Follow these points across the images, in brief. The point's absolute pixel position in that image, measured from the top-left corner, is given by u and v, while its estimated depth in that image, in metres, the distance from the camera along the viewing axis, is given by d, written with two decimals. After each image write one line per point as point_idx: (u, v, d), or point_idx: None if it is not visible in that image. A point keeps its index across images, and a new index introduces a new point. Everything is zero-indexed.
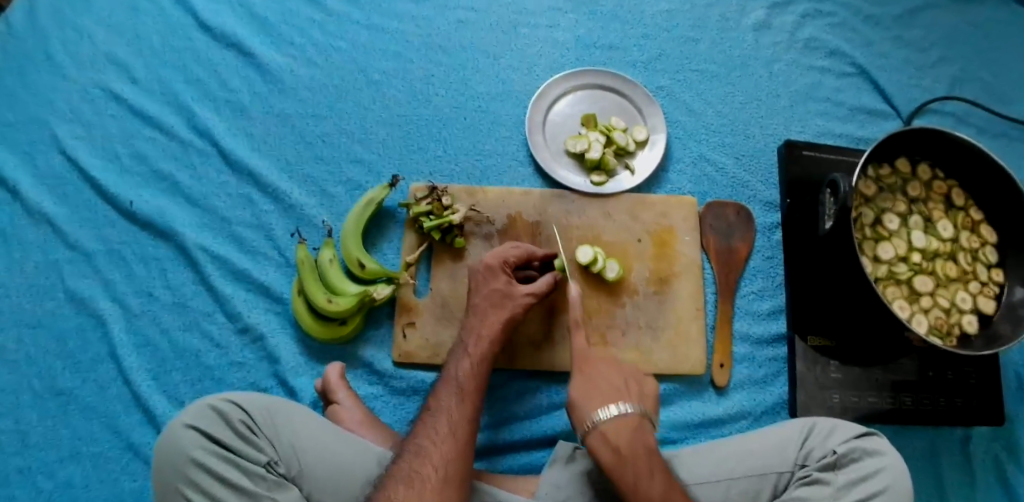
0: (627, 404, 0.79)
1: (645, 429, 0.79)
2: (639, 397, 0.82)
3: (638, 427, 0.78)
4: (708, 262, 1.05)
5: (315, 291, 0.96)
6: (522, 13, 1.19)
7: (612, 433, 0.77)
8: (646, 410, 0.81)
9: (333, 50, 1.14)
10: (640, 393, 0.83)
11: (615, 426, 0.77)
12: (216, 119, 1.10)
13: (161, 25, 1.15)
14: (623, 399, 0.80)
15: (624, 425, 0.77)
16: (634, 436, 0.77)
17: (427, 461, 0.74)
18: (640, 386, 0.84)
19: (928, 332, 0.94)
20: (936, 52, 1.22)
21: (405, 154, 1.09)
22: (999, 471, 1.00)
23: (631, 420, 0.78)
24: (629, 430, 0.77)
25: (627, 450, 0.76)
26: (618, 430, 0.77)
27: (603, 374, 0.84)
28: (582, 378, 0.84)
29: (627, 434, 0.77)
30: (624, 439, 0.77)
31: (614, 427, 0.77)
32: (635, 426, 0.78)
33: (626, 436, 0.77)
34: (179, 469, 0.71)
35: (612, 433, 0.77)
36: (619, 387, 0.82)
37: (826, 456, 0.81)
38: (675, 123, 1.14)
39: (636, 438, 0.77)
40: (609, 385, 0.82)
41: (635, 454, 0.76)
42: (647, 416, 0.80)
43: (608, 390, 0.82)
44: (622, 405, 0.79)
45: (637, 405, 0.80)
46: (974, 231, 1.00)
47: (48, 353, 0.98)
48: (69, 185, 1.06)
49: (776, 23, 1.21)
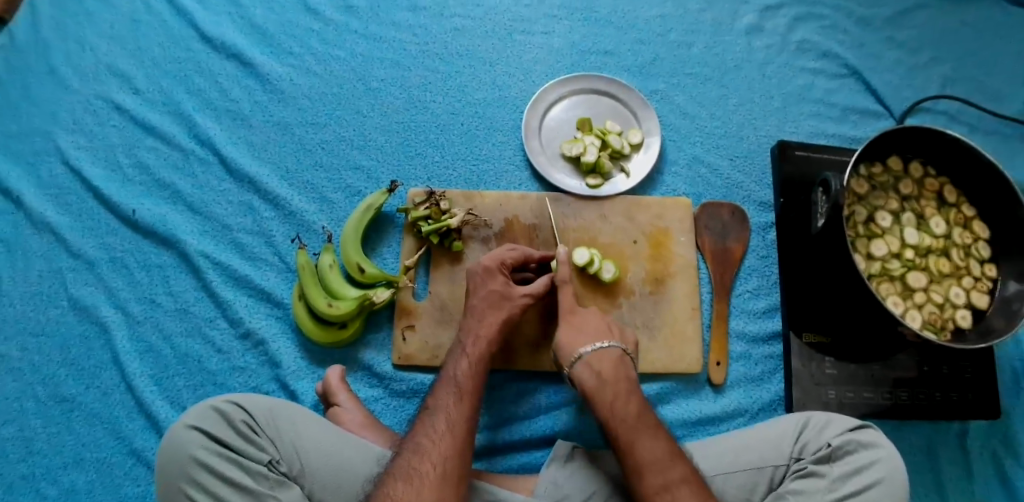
0: (610, 340, 0.90)
1: (626, 364, 0.89)
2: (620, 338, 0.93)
3: (619, 360, 0.88)
4: (703, 263, 1.07)
5: (315, 296, 0.97)
6: (517, 20, 1.20)
7: (596, 361, 0.88)
8: (627, 349, 0.91)
9: (331, 59, 1.16)
10: (622, 336, 0.94)
11: (598, 355, 0.88)
12: (217, 128, 1.12)
13: (162, 37, 1.18)
14: (606, 337, 0.91)
15: (606, 356, 0.88)
16: (615, 366, 0.87)
17: (426, 458, 0.75)
18: (622, 334, 0.95)
19: (922, 327, 0.95)
20: (927, 53, 1.23)
21: (403, 160, 1.11)
22: (997, 465, 1.00)
23: (612, 353, 0.89)
24: (610, 360, 0.88)
25: (609, 376, 0.86)
26: (600, 359, 0.88)
27: (588, 317, 0.94)
28: (570, 322, 0.93)
29: (610, 364, 0.87)
30: (606, 367, 0.87)
31: (597, 357, 0.88)
32: (616, 358, 0.88)
33: (607, 364, 0.87)
34: (182, 470, 0.73)
35: (596, 362, 0.88)
36: (603, 328, 0.93)
37: (821, 449, 0.84)
38: (669, 126, 1.15)
39: (617, 368, 0.87)
40: (594, 327, 0.92)
41: (616, 379, 0.86)
42: (627, 353, 0.90)
43: (594, 331, 0.92)
44: (605, 341, 0.90)
45: (619, 343, 0.90)
46: (966, 227, 1.01)
47: (52, 361, 0.99)
48: (72, 194, 1.08)
49: (769, 26, 1.23)
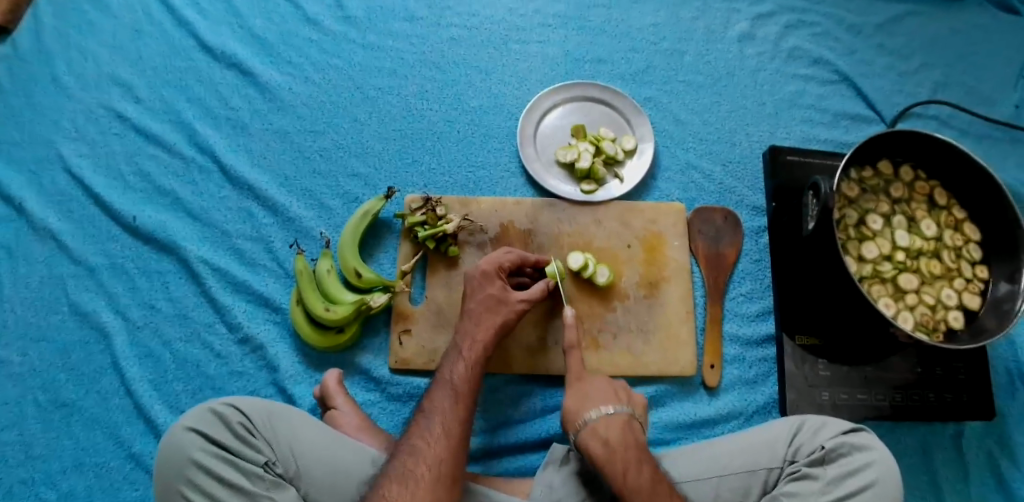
0: (617, 405, 0.86)
1: (635, 428, 0.84)
2: (628, 401, 0.89)
3: (627, 424, 0.84)
4: (697, 266, 1.08)
5: (312, 301, 0.98)
6: (513, 30, 1.22)
7: (602, 428, 0.83)
8: (635, 413, 0.87)
9: (330, 69, 1.18)
10: (630, 399, 0.89)
11: (604, 421, 0.83)
12: (217, 136, 1.14)
13: (163, 47, 1.20)
14: (612, 402, 0.86)
15: (613, 421, 0.83)
16: (624, 430, 0.83)
17: (421, 460, 0.76)
18: (630, 395, 0.90)
19: (914, 329, 0.96)
20: (917, 59, 1.25)
21: (400, 167, 1.12)
22: (992, 467, 1.00)
23: (619, 418, 0.84)
24: (618, 425, 0.83)
25: (618, 443, 0.81)
26: (607, 425, 0.83)
27: (592, 381, 0.90)
28: (574, 388, 0.90)
29: (618, 429, 0.83)
30: (614, 433, 0.82)
31: (603, 423, 0.83)
32: (624, 423, 0.84)
33: (615, 429, 0.83)
34: (180, 471, 0.73)
35: (602, 428, 0.83)
36: (609, 392, 0.88)
37: (815, 451, 0.83)
38: (662, 132, 1.17)
39: (626, 433, 0.83)
40: (600, 392, 0.88)
41: (625, 447, 0.81)
42: (635, 417, 0.86)
43: (600, 396, 0.87)
44: (611, 404, 0.85)
45: (626, 406, 0.86)
46: (957, 230, 1.02)
47: (52, 366, 1.00)
48: (74, 202, 1.10)
49: (760, 34, 1.25)
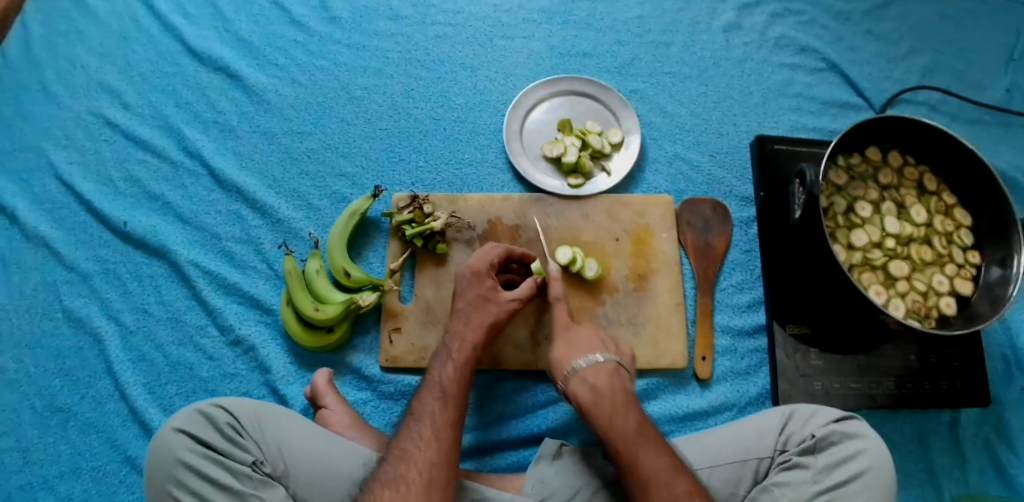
0: (605, 354, 0.89)
1: (622, 376, 0.88)
2: (616, 352, 0.92)
3: (614, 372, 0.87)
4: (686, 258, 1.08)
5: (302, 301, 0.98)
6: (498, 26, 1.23)
7: (591, 373, 0.86)
8: (623, 362, 0.90)
9: (316, 70, 1.19)
10: (619, 350, 0.92)
11: (593, 368, 0.86)
12: (205, 140, 1.15)
13: (151, 53, 1.21)
14: (601, 351, 0.89)
15: (601, 368, 0.86)
16: (611, 377, 0.86)
17: (411, 465, 0.75)
18: (619, 346, 0.94)
19: (905, 316, 0.95)
20: (906, 44, 1.24)
21: (387, 165, 1.13)
22: (990, 452, 0.99)
23: (607, 366, 0.87)
24: (606, 372, 0.86)
25: (605, 388, 0.84)
26: (596, 371, 0.86)
27: (581, 332, 0.93)
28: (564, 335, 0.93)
29: (605, 376, 0.86)
30: (602, 379, 0.85)
31: (592, 369, 0.86)
32: (611, 371, 0.87)
33: (603, 375, 0.86)
34: (169, 472, 0.74)
35: (590, 374, 0.86)
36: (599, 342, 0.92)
37: (805, 440, 0.83)
38: (649, 124, 1.17)
39: (613, 380, 0.86)
40: (589, 341, 0.91)
41: (612, 391, 0.84)
42: (623, 366, 0.89)
43: (589, 345, 0.91)
44: (600, 353, 0.88)
45: (614, 356, 0.89)
46: (948, 215, 1.01)
47: (47, 372, 1.01)
48: (66, 209, 1.11)
49: (746, 24, 1.24)
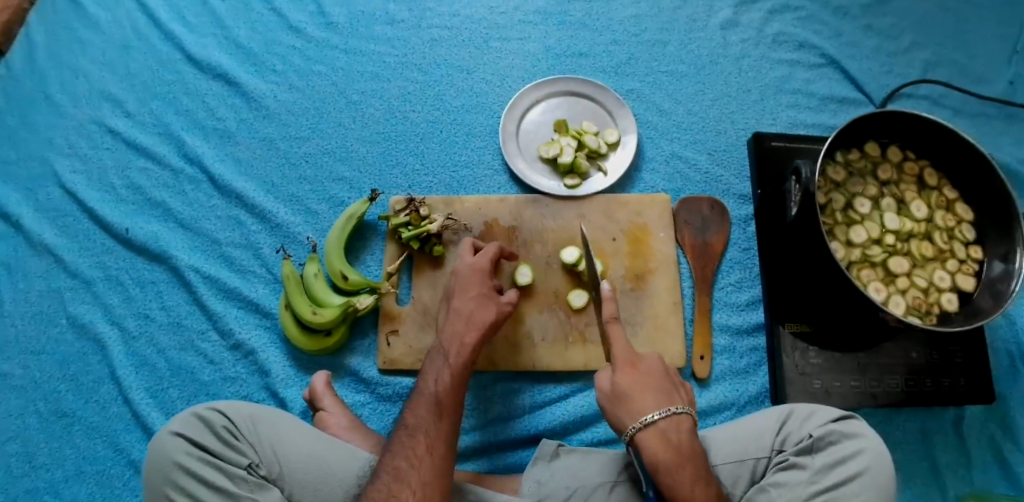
0: (681, 404, 0.77)
1: (694, 430, 0.78)
2: (683, 399, 0.80)
3: (692, 428, 0.76)
4: (684, 257, 1.07)
5: (300, 305, 0.99)
6: (494, 28, 1.23)
7: (672, 430, 0.74)
8: (693, 410, 0.80)
9: (313, 75, 1.20)
10: (684, 394, 0.81)
11: (675, 423, 0.75)
12: (205, 146, 1.16)
13: (152, 61, 1.22)
14: (675, 400, 0.78)
15: (682, 423, 0.75)
16: (690, 436, 0.76)
17: (405, 485, 0.74)
18: (682, 387, 0.82)
19: (906, 313, 0.94)
20: (906, 38, 1.23)
21: (385, 169, 1.13)
22: (996, 451, 0.98)
23: (685, 420, 0.76)
24: (686, 429, 0.75)
25: (686, 449, 0.74)
26: (676, 428, 0.75)
27: (651, 371, 0.80)
28: (632, 373, 0.79)
29: (686, 434, 0.75)
30: (683, 438, 0.75)
31: (673, 425, 0.75)
32: (689, 427, 0.76)
33: (683, 433, 0.75)
34: (166, 475, 0.75)
35: (671, 430, 0.74)
36: (668, 386, 0.80)
37: (803, 440, 0.82)
38: (645, 123, 1.16)
39: (691, 438, 0.76)
40: (661, 385, 0.79)
41: (693, 453, 0.74)
42: (695, 417, 0.78)
43: (661, 389, 0.78)
44: (678, 404, 0.77)
45: (688, 405, 0.78)
46: (949, 210, 1.00)
47: (52, 377, 1.03)
48: (69, 216, 1.12)
49: (744, 21, 1.24)
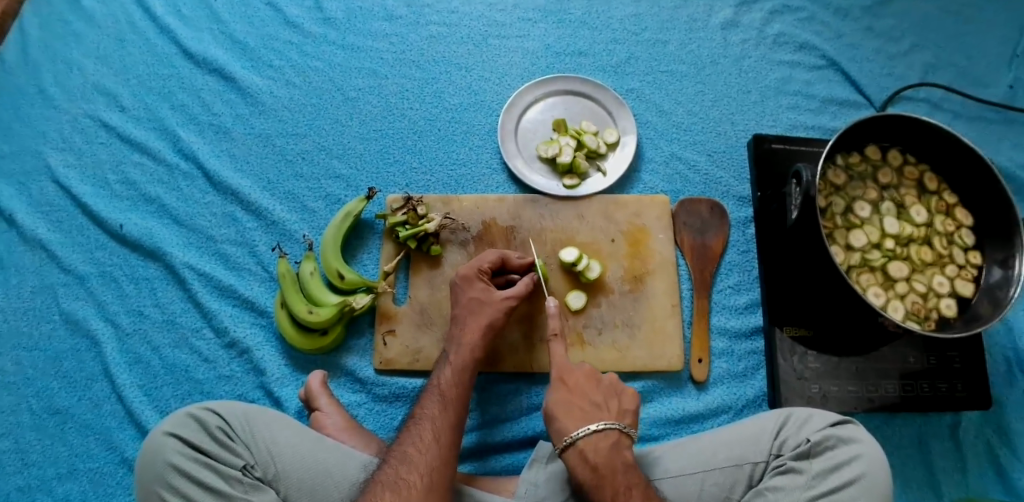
0: (606, 421, 0.80)
1: (624, 445, 0.80)
2: (616, 414, 0.83)
3: (616, 444, 0.79)
4: (683, 259, 1.07)
5: (296, 304, 0.97)
6: (493, 25, 1.22)
7: (590, 449, 0.78)
8: (625, 424, 0.82)
9: (310, 70, 1.19)
10: (619, 408, 0.84)
11: (591, 442, 0.78)
12: (200, 142, 1.14)
13: (147, 55, 1.21)
14: (600, 417, 0.81)
15: (600, 442, 0.78)
16: (612, 452, 0.78)
17: (413, 468, 0.74)
18: (620, 401, 0.85)
19: (904, 318, 0.94)
20: (907, 41, 1.22)
21: (382, 167, 1.12)
22: (991, 455, 0.98)
23: (607, 437, 0.79)
24: (605, 447, 0.78)
25: (605, 468, 0.77)
26: (595, 446, 0.78)
27: (582, 389, 0.85)
28: (562, 393, 0.85)
29: (606, 451, 0.78)
30: (602, 455, 0.78)
31: (592, 443, 0.78)
32: (611, 443, 0.79)
33: (603, 450, 0.78)
34: (159, 475, 0.74)
35: (589, 449, 0.78)
36: (597, 403, 0.83)
37: (800, 445, 0.81)
38: (645, 124, 1.16)
39: (614, 454, 0.78)
40: (588, 403, 0.83)
41: (613, 471, 0.77)
42: (625, 431, 0.81)
43: (588, 408, 0.83)
44: (600, 422, 0.80)
45: (615, 421, 0.81)
46: (949, 215, 0.99)
47: (45, 374, 1.01)
48: (63, 211, 1.10)
49: (744, 21, 1.23)
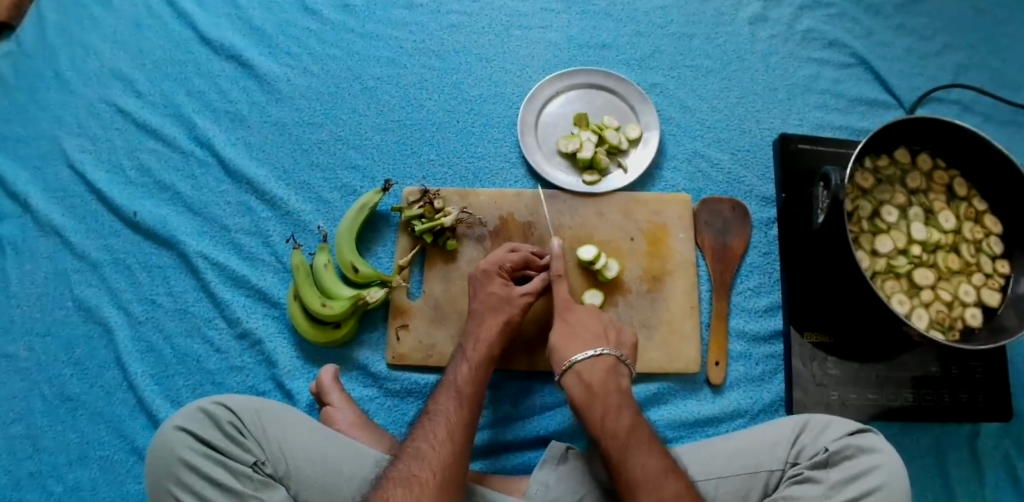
0: (604, 348, 0.85)
1: (620, 372, 0.84)
2: (615, 343, 0.87)
3: (612, 369, 0.83)
4: (702, 260, 1.05)
5: (310, 297, 0.96)
6: (515, 15, 1.19)
7: (587, 372, 0.83)
8: (622, 355, 0.86)
9: (328, 58, 1.16)
10: (618, 339, 0.88)
11: (589, 365, 0.83)
12: (217, 130, 1.13)
13: (164, 39, 1.18)
14: (600, 344, 0.86)
15: (597, 365, 0.83)
16: (607, 376, 0.82)
17: (426, 465, 0.73)
18: (619, 334, 0.89)
19: (928, 327, 0.91)
20: (940, 40, 1.19)
21: (399, 158, 1.10)
22: (1010, 468, 0.96)
23: (603, 362, 0.83)
24: (601, 370, 0.83)
25: (599, 388, 0.81)
26: (592, 369, 0.83)
27: (584, 321, 0.89)
28: (564, 324, 0.90)
29: (601, 373, 0.82)
30: (597, 377, 0.82)
31: (588, 368, 0.83)
32: (608, 368, 0.83)
33: (599, 374, 0.82)
34: (169, 470, 0.74)
35: (586, 372, 0.83)
36: (598, 334, 0.88)
37: (818, 454, 0.80)
38: (668, 120, 1.13)
39: (610, 379, 0.82)
40: (589, 332, 0.88)
41: (606, 392, 0.81)
42: (621, 360, 0.85)
43: (589, 337, 0.87)
44: (599, 348, 0.85)
45: (613, 349, 0.85)
46: (978, 222, 0.97)
47: (57, 360, 1.00)
48: (76, 197, 1.09)
49: (773, 16, 1.19)
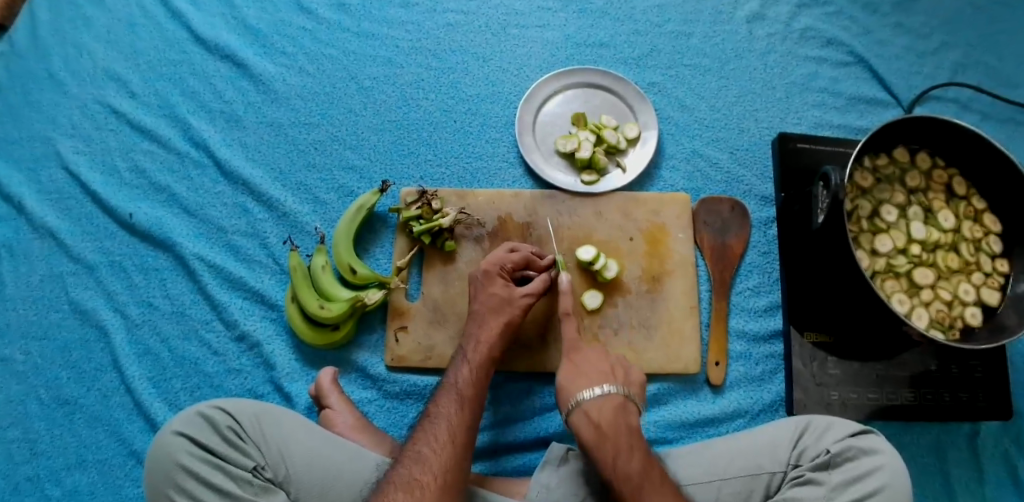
0: (611, 385, 0.81)
1: (629, 410, 0.80)
2: (623, 381, 0.84)
3: (621, 407, 0.79)
4: (702, 260, 1.05)
5: (308, 299, 0.95)
6: (511, 14, 1.18)
7: (594, 411, 0.79)
8: (630, 392, 0.83)
9: (324, 58, 1.15)
10: (626, 378, 0.85)
11: (596, 404, 0.79)
12: (212, 131, 1.12)
13: (158, 39, 1.17)
14: (608, 381, 0.82)
15: (604, 404, 0.79)
16: (616, 414, 0.79)
17: (427, 469, 0.73)
18: (626, 372, 0.86)
19: (929, 326, 0.91)
20: (937, 38, 1.18)
21: (396, 159, 1.10)
22: (1010, 467, 0.96)
23: (611, 400, 0.80)
24: (609, 409, 0.79)
25: (608, 428, 0.77)
26: (599, 408, 0.79)
27: (589, 359, 0.86)
28: (570, 365, 0.86)
29: (610, 412, 0.79)
30: (606, 416, 0.78)
31: (596, 406, 0.79)
32: (615, 407, 0.79)
33: (607, 413, 0.79)
34: (168, 475, 0.73)
35: (593, 410, 0.79)
36: (605, 372, 0.84)
37: (819, 455, 0.80)
38: (666, 119, 1.13)
39: (619, 417, 0.79)
40: (595, 370, 0.84)
41: (616, 432, 0.77)
42: (630, 397, 0.81)
43: (595, 375, 0.83)
44: (606, 386, 0.81)
45: (622, 386, 0.82)
46: (977, 221, 0.97)
47: (53, 363, 0.99)
48: (71, 199, 1.08)
49: (771, 14, 1.19)
